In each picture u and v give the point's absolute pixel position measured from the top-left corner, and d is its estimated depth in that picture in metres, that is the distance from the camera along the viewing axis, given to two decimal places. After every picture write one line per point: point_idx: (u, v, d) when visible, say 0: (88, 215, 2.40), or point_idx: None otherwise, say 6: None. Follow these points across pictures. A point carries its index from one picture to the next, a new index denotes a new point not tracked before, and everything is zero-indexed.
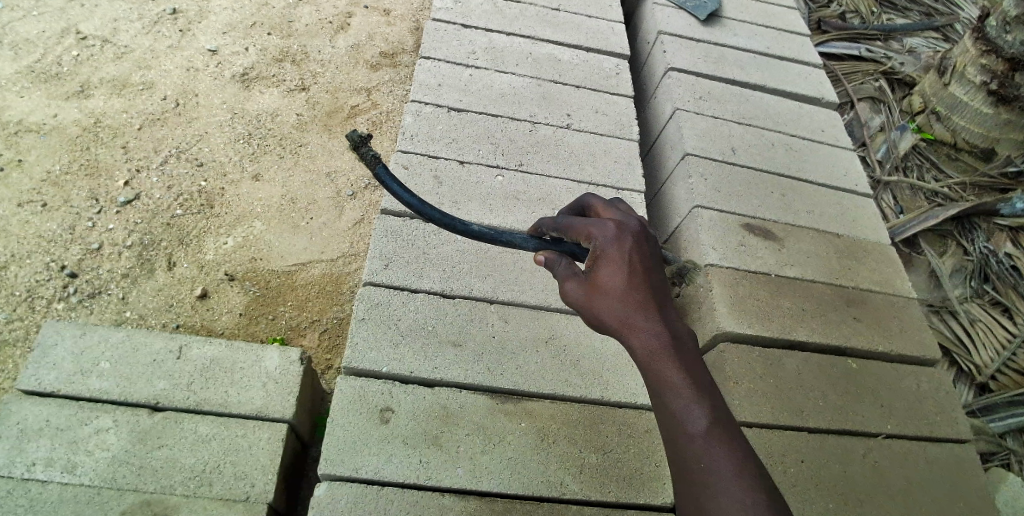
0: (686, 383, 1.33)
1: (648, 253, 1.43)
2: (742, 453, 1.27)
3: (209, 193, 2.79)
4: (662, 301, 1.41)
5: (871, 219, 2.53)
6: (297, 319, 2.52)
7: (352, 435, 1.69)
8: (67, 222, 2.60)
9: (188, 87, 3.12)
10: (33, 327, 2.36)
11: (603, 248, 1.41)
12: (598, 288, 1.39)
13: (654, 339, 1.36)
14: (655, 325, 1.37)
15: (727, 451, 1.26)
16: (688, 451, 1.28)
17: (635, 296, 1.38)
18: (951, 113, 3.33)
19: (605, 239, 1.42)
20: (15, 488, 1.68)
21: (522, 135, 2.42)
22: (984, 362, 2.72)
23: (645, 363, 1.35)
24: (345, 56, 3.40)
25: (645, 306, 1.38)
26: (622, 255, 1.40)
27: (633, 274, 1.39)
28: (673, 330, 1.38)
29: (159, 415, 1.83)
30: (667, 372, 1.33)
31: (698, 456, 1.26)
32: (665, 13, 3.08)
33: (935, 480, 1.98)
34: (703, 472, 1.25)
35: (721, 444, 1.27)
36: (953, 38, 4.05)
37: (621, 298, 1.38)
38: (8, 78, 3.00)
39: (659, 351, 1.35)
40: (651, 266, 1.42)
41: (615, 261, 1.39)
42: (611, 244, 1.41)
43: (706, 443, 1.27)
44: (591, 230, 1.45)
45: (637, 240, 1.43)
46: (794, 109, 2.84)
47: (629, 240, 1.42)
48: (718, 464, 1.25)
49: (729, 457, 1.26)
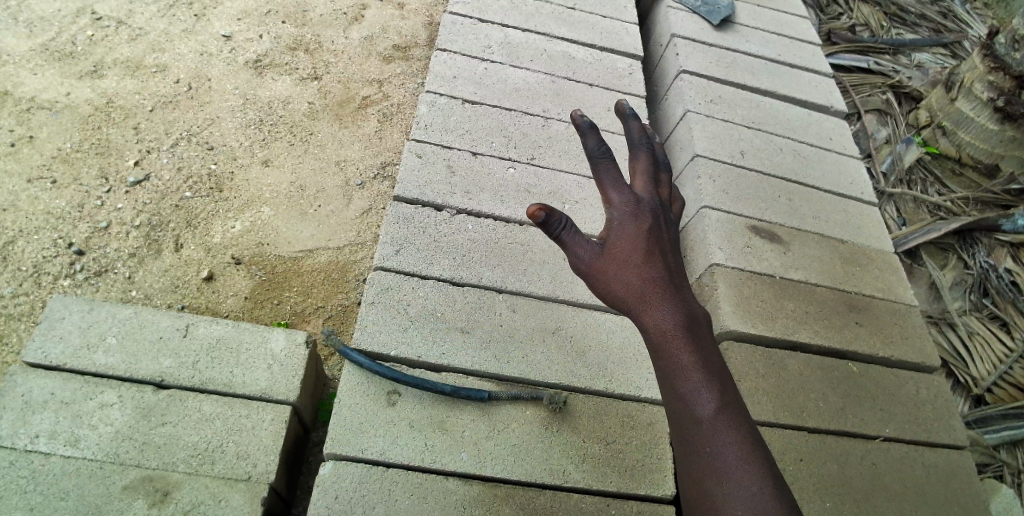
0: (698, 370, 1.34)
1: (665, 231, 1.43)
2: (748, 439, 1.30)
3: (219, 177, 2.79)
4: (676, 281, 1.42)
5: (876, 227, 2.55)
6: (301, 305, 2.52)
7: (357, 417, 1.70)
8: (76, 200, 2.60)
9: (201, 72, 3.13)
10: (39, 302, 2.36)
11: (622, 221, 1.41)
12: (613, 262, 1.39)
13: (667, 319, 1.37)
14: (668, 306, 1.38)
15: (733, 437, 1.29)
16: (694, 435, 1.30)
17: (651, 275, 1.39)
18: (957, 127, 3.34)
19: (624, 212, 1.41)
20: (18, 459, 1.68)
21: (535, 129, 2.44)
22: (981, 375, 2.74)
23: (658, 344, 1.37)
24: (359, 47, 3.42)
25: (659, 286, 1.39)
26: (640, 234, 1.40)
27: (651, 254, 1.39)
28: (687, 312, 1.39)
29: (164, 393, 1.83)
30: (678, 354, 1.35)
31: (704, 440, 1.29)
32: (679, 16, 3.10)
33: (931, 484, 1.99)
34: (709, 456, 1.28)
35: (729, 431, 1.29)
36: (961, 54, 4.08)
37: (636, 277, 1.38)
38: (22, 55, 3.01)
39: (672, 332, 1.36)
40: (667, 246, 1.43)
41: (633, 243, 1.39)
42: (630, 219, 1.40)
43: (712, 433, 1.29)
44: (612, 195, 1.41)
45: (655, 218, 1.42)
46: (803, 115, 2.86)
47: (647, 216, 1.41)
48: (725, 450, 1.28)
49: (735, 442, 1.29)
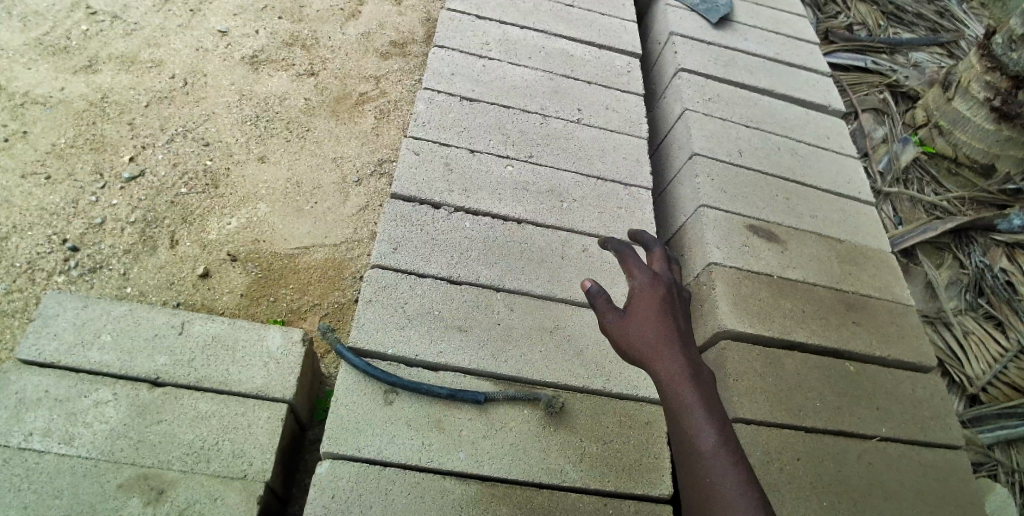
0: (702, 402, 1.40)
1: (679, 301, 1.59)
2: (746, 467, 1.33)
3: (215, 173, 2.78)
4: (685, 336, 1.52)
5: (873, 226, 2.55)
6: (298, 302, 2.51)
7: (353, 416, 1.69)
8: (70, 196, 2.58)
9: (196, 67, 3.11)
10: (32, 299, 2.34)
11: (639, 286, 1.60)
12: (630, 317, 1.53)
13: (675, 362, 1.45)
14: (677, 353, 1.47)
15: (732, 464, 1.32)
16: (695, 461, 1.34)
17: (664, 328, 1.50)
18: (954, 127, 3.35)
19: (644, 281, 1.60)
20: (12, 457, 1.67)
21: (533, 127, 2.43)
22: (976, 374, 2.75)
23: (666, 384, 1.44)
24: (356, 43, 3.41)
25: (671, 337, 1.49)
26: (655, 295, 1.56)
27: (663, 310, 1.54)
28: (693, 359, 1.48)
29: (160, 390, 1.82)
30: (683, 390, 1.41)
31: (704, 466, 1.33)
32: (677, 14, 3.10)
33: (927, 484, 1.99)
34: (709, 480, 1.31)
35: (728, 459, 1.33)
36: (958, 54, 4.09)
37: (650, 328, 1.50)
38: (16, 50, 2.98)
39: (678, 373, 1.44)
40: (679, 311, 1.57)
41: (648, 301, 1.55)
42: (650, 288, 1.58)
43: (716, 459, 1.33)
44: (634, 270, 1.63)
45: (671, 291, 1.60)
46: (801, 114, 2.86)
47: (665, 287, 1.60)
48: (724, 474, 1.31)
49: (734, 468, 1.32)
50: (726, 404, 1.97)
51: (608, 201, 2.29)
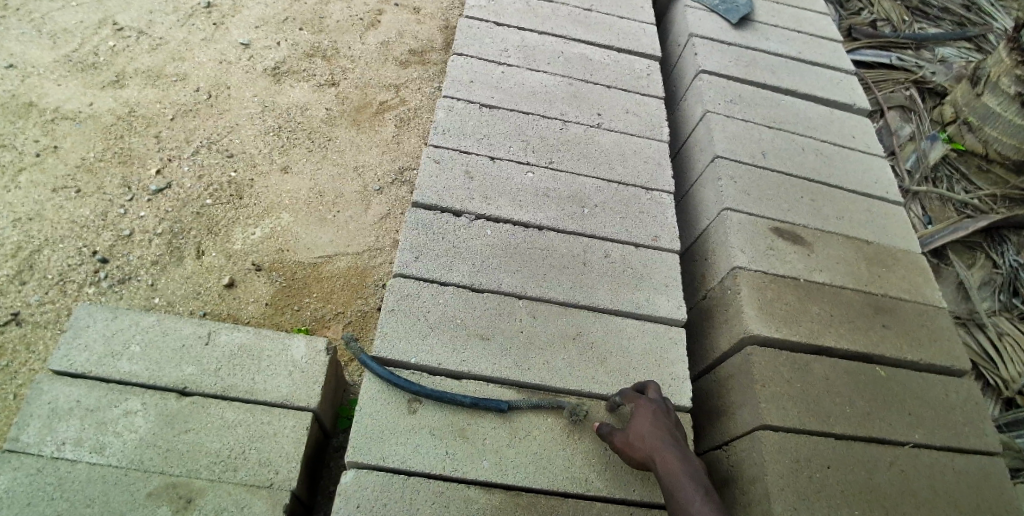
0: (700, 494, 1.56)
1: (671, 414, 1.74)
2: None
3: (239, 184, 2.82)
4: (677, 438, 1.68)
5: (902, 226, 2.50)
6: (322, 311, 2.53)
7: (377, 425, 1.71)
8: (100, 208, 2.64)
9: (220, 80, 3.16)
10: (64, 310, 2.39)
11: (638, 404, 1.74)
12: (631, 432, 1.68)
13: (671, 461, 1.62)
14: (671, 453, 1.63)
15: None
16: None
17: (660, 434, 1.66)
18: (984, 123, 3.26)
19: (641, 400, 1.75)
20: (45, 466, 1.70)
21: (554, 133, 2.42)
22: (1012, 376, 2.67)
23: (667, 485, 1.59)
24: (375, 53, 3.43)
25: (666, 440, 1.65)
26: (650, 409, 1.72)
27: (656, 420, 1.69)
28: (686, 457, 1.64)
29: (187, 400, 1.84)
30: (680, 486, 1.58)
31: None
32: (697, 16, 3.07)
33: (962, 491, 1.93)
34: None
35: None
36: (987, 48, 3.98)
37: (649, 436, 1.66)
38: (46, 67, 3.06)
39: (674, 472, 1.60)
40: (670, 420, 1.72)
41: (646, 407, 1.72)
42: (646, 405, 1.73)
43: None
44: (634, 391, 1.78)
45: (663, 406, 1.75)
46: (826, 114, 2.81)
47: (657, 401, 1.75)
48: None
49: None
50: (753, 410, 1.93)
51: (629, 206, 2.28)
